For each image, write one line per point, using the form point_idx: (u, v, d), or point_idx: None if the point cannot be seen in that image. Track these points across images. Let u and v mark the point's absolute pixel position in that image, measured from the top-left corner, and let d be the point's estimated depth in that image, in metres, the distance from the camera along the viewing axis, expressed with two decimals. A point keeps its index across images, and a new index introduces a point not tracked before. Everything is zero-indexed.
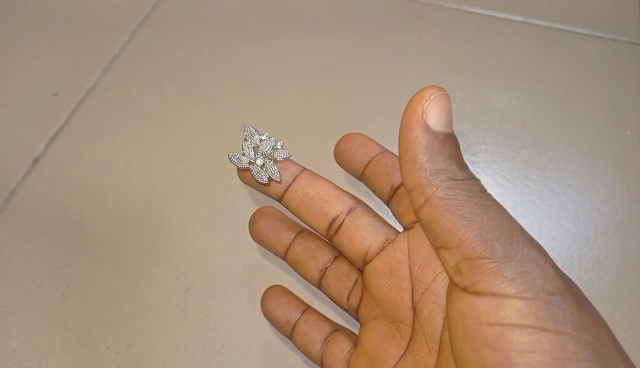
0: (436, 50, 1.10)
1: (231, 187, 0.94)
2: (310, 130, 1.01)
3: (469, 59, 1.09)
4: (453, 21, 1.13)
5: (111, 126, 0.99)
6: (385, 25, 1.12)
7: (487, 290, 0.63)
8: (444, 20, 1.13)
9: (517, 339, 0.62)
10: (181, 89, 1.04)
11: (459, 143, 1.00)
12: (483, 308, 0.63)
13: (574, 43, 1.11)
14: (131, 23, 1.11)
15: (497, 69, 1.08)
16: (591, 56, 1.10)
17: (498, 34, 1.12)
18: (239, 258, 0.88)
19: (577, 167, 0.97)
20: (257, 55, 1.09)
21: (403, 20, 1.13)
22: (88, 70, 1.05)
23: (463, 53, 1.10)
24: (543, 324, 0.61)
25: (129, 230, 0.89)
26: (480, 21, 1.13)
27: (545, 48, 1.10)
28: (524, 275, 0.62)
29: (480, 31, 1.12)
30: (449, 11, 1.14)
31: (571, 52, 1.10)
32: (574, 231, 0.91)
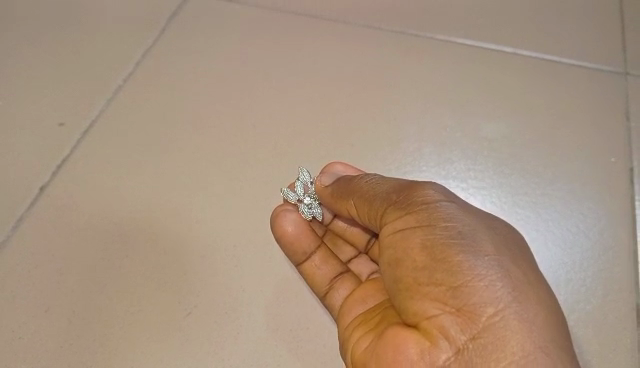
0: (427, 81, 1.15)
1: (229, 215, 0.97)
2: (308, 155, 1.05)
3: (459, 90, 1.14)
4: (444, 53, 1.19)
5: (116, 155, 1.03)
6: (377, 58, 1.17)
7: (409, 229, 0.71)
8: (433, 54, 1.19)
9: (449, 266, 0.66)
10: (183, 116, 1.09)
11: (450, 169, 1.04)
12: (411, 245, 0.70)
13: (557, 77, 1.16)
14: (134, 56, 1.16)
15: (486, 99, 1.13)
16: (574, 87, 1.14)
17: (486, 64, 1.17)
18: (239, 282, 0.91)
19: (564, 193, 1.01)
20: (254, 86, 1.13)
21: (395, 53, 1.18)
22: (94, 100, 1.10)
23: (454, 84, 1.15)
24: (463, 246, 0.67)
25: (133, 255, 0.92)
26: (467, 55, 1.19)
27: (531, 81, 1.15)
28: (438, 208, 0.72)
29: (468, 63, 1.17)
30: (439, 44, 1.20)
31: (554, 84, 1.15)
32: (560, 255, 0.94)
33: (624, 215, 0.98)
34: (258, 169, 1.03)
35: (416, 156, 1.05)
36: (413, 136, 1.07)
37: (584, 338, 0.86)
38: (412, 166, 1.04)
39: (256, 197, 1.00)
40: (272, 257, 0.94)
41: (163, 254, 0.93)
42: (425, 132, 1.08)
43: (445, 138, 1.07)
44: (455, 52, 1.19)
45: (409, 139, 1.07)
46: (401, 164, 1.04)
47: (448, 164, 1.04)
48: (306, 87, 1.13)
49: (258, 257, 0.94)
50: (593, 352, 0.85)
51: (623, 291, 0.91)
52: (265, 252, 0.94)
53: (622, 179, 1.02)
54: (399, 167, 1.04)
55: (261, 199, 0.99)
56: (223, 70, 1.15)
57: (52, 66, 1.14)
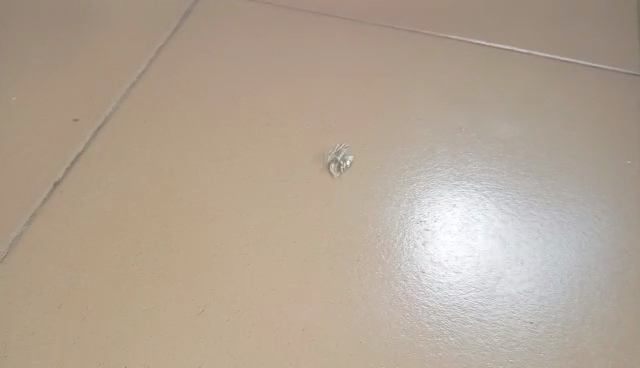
0: (439, 82, 1.15)
1: (241, 213, 0.97)
2: (319, 153, 1.04)
3: (472, 91, 1.13)
4: (457, 56, 1.19)
5: (128, 152, 1.03)
6: (389, 60, 1.18)
7: None
8: (446, 56, 1.19)
9: None
10: (195, 114, 1.09)
11: (465, 170, 1.03)
12: None
13: (571, 79, 1.15)
14: (148, 54, 1.17)
15: (499, 100, 1.12)
16: (588, 90, 1.14)
17: (498, 67, 1.17)
18: (251, 280, 0.89)
19: (578, 197, 0.99)
20: (267, 86, 1.13)
21: (407, 55, 1.19)
22: (107, 97, 1.10)
23: (466, 85, 1.14)
24: None
25: (146, 253, 0.92)
26: (480, 57, 1.19)
27: (544, 82, 1.15)
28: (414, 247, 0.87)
29: (480, 66, 1.17)
30: (452, 47, 1.20)
31: (568, 86, 1.14)
32: (575, 256, 0.92)
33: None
34: (270, 169, 1.02)
35: (429, 157, 1.04)
36: (425, 136, 1.07)
37: (600, 342, 0.83)
38: (425, 167, 1.03)
39: (269, 195, 0.99)
40: (285, 254, 0.92)
41: (176, 253, 0.92)
42: (438, 133, 1.07)
43: (458, 139, 1.07)
44: (468, 54, 1.19)
45: (422, 140, 1.07)
46: (414, 165, 1.03)
47: (461, 164, 1.03)
48: (318, 87, 1.13)
49: (270, 254, 0.92)
50: (610, 357, 0.81)
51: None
52: (277, 249, 0.92)
53: (637, 181, 1.01)
54: (412, 167, 1.03)
55: (273, 197, 0.99)
56: (236, 69, 1.15)
57: (67, 63, 1.15)
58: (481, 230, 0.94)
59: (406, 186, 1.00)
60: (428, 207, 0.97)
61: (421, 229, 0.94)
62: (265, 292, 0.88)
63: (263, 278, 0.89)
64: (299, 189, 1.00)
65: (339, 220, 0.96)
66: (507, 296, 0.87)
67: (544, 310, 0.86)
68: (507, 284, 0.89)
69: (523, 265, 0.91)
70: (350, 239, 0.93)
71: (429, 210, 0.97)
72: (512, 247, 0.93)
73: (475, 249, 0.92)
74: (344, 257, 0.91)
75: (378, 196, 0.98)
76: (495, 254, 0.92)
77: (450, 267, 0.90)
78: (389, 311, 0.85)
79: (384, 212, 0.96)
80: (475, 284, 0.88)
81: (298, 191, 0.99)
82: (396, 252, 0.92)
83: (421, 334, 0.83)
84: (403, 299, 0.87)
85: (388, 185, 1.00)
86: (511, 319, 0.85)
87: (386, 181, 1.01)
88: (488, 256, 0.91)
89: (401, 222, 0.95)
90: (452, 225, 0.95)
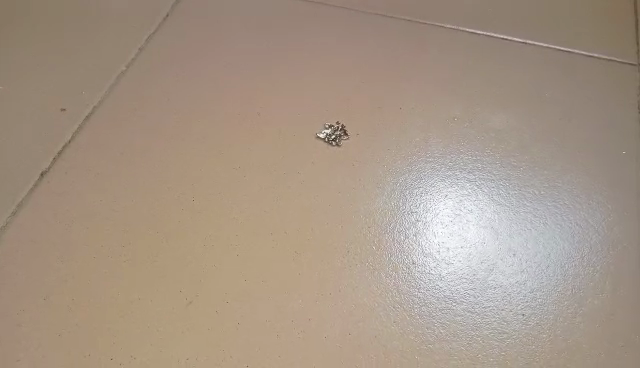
0: (433, 72, 1.13)
1: (230, 204, 0.96)
2: (310, 143, 1.03)
3: (466, 80, 1.12)
4: (450, 47, 1.18)
5: (117, 140, 1.02)
6: (382, 48, 1.17)
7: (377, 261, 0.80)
8: (439, 44, 1.18)
9: None
10: (186, 103, 1.07)
11: (458, 160, 1.01)
12: None
13: (566, 69, 1.14)
14: (138, 43, 1.16)
15: (493, 88, 1.11)
16: (583, 79, 1.12)
17: (492, 58, 1.16)
18: (239, 271, 0.88)
19: (572, 187, 0.98)
20: (258, 74, 1.12)
21: (400, 44, 1.18)
22: (97, 86, 1.09)
23: (460, 73, 1.13)
24: None
25: (134, 243, 0.91)
26: (473, 46, 1.18)
27: (538, 71, 1.14)
28: None
29: (473, 55, 1.16)
30: (445, 38, 1.20)
31: (563, 75, 1.13)
32: (569, 248, 0.91)
33: (635, 210, 0.95)
34: (260, 158, 1.01)
35: (421, 147, 1.03)
36: (418, 126, 1.06)
37: (593, 335, 0.82)
38: (417, 157, 1.01)
39: (258, 185, 0.98)
40: (275, 245, 0.91)
41: (164, 245, 0.91)
42: (432, 122, 1.06)
43: (451, 129, 1.06)
44: (461, 45, 1.18)
45: (415, 129, 1.05)
46: (406, 155, 1.02)
47: (454, 155, 1.02)
48: (311, 76, 1.12)
49: (258, 245, 0.91)
50: (602, 349, 0.80)
51: (633, 287, 0.87)
52: (266, 240, 0.91)
53: (632, 172, 1.00)
54: (404, 157, 1.01)
55: (263, 188, 0.98)
56: (227, 58, 1.14)
57: (56, 51, 1.13)
58: (473, 222, 0.93)
59: (398, 177, 0.99)
60: (420, 197, 0.96)
61: (413, 220, 0.93)
62: (254, 283, 0.87)
63: (252, 270, 0.88)
64: (289, 178, 0.99)
65: (329, 212, 0.95)
66: (499, 288, 0.86)
67: (536, 303, 0.85)
68: (500, 275, 0.88)
69: (516, 257, 0.89)
70: (340, 230, 0.92)
71: (421, 200, 0.96)
72: (505, 238, 0.91)
73: (467, 241, 0.91)
74: (334, 248, 0.90)
75: (370, 187, 0.97)
76: (486, 245, 0.91)
77: (442, 258, 0.89)
78: (379, 302, 0.84)
79: (375, 203, 0.95)
80: (467, 276, 0.87)
81: (288, 181, 0.98)
82: (387, 244, 0.90)
83: (412, 325, 0.82)
84: (394, 290, 0.86)
85: (379, 175, 0.99)
86: (503, 311, 0.84)
87: (378, 171, 0.99)
88: (481, 248, 0.90)
89: (393, 213, 0.94)
90: (444, 217, 0.94)
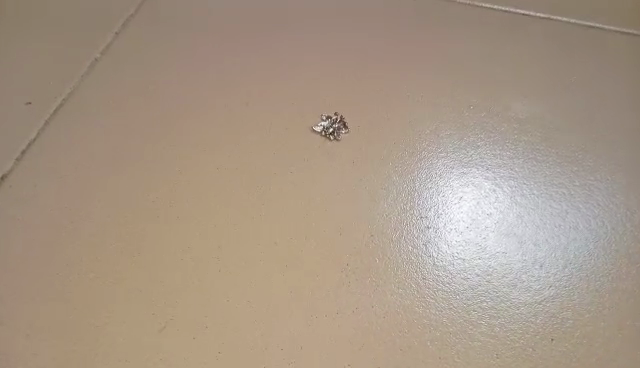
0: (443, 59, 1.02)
1: (215, 204, 0.84)
2: (306, 139, 0.91)
3: (479, 66, 1.01)
4: (461, 31, 1.06)
5: (88, 139, 0.91)
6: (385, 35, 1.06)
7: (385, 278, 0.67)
8: (447, 29, 1.07)
9: None
10: (166, 97, 0.96)
11: (474, 156, 0.89)
12: None
13: (592, 55, 1.02)
14: (114, 29, 1.06)
15: (510, 75, 0.99)
16: (612, 65, 1.00)
17: (507, 43, 1.05)
18: (222, 283, 0.76)
19: (606, 185, 0.85)
20: (248, 65, 1.01)
21: (404, 30, 1.07)
22: (68, 80, 0.98)
23: (471, 59, 1.02)
24: None
25: (103, 255, 0.78)
26: (486, 30, 1.06)
27: (560, 58, 1.02)
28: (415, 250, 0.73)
29: (486, 39, 1.05)
30: (454, 22, 1.08)
31: (587, 62, 1.01)
32: (603, 256, 0.78)
33: None
34: (249, 154, 0.89)
35: (432, 141, 0.90)
36: (428, 117, 0.93)
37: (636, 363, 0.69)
38: (428, 152, 0.89)
39: (247, 183, 0.86)
40: (264, 253, 0.79)
41: (137, 251, 0.79)
42: (444, 113, 0.94)
43: (466, 120, 0.93)
44: (473, 30, 1.07)
45: (424, 121, 0.93)
46: (415, 150, 0.89)
47: (470, 149, 0.89)
48: (306, 66, 1.01)
49: (245, 252, 0.79)
50: None
51: None
52: (254, 247, 0.79)
53: None
54: (413, 153, 0.89)
55: (252, 186, 0.86)
56: (214, 49, 1.04)
57: (27, 40, 1.03)
58: (493, 228, 0.81)
59: (405, 176, 0.86)
60: (431, 200, 0.84)
61: (423, 226, 0.81)
62: (239, 303, 0.74)
63: (237, 281, 0.76)
64: (282, 176, 0.87)
65: (327, 215, 0.83)
66: (523, 306, 0.74)
67: (567, 324, 0.73)
68: (524, 291, 0.75)
69: (542, 269, 0.77)
70: (339, 237, 0.80)
71: (433, 203, 0.83)
72: (529, 247, 0.79)
73: (486, 251, 0.79)
74: (331, 258, 0.78)
75: (374, 188, 0.85)
76: (508, 256, 0.78)
77: (457, 272, 0.77)
78: (384, 323, 0.73)
79: (380, 207, 0.83)
80: (485, 292, 0.75)
81: (280, 180, 0.86)
82: (393, 254, 0.79)
83: (423, 352, 0.70)
84: (400, 310, 0.74)
85: (384, 174, 0.87)
86: (529, 334, 0.72)
87: (382, 169, 0.87)
88: (501, 259, 0.78)
89: (400, 219, 0.82)
90: (459, 222, 0.81)
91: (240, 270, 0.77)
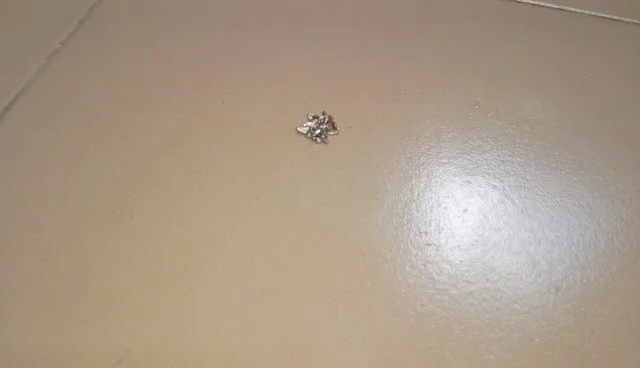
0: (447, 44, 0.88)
1: (185, 225, 0.73)
2: (285, 141, 0.79)
3: (491, 51, 0.88)
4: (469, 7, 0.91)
5: (35, 142, 0.79)
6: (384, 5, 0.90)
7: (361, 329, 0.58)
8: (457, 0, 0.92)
9: None
10: (126, 87, 0.83)
11: (481, 161, 0.78)
12: None
13: (622, 38, 0.89)
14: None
15: (525, 64, 0.87)
16: (635, 58, 0.87)
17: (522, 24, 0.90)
18: (194, 320, 0.67)
19: (627, 198, 0.76)
20: (223, 44, 0.86)
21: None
22: (13, 67, 0.84)
23: (483, 40, 0.88)
24: None
25: (51, 278, 0.69)
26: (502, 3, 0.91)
27: (585, 43, 0.88)
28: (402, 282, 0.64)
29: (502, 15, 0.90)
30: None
31: (611, 51, 0.88)
32: (620, 284, 0.70)
33: None
34: (223, 161, 0.77)
35: (433, 142, 0.80)
36: (429, 115, 0.82)
37: None
38: (426, 155, 0.78)
39: (221, 198, 0.75)
40: (239, 284, 0.69)
41: (101, 281, 0.69)
42: (448, 110, 0.82)
43: (470, 117, 0.82)
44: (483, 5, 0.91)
45: (423, 117, 0.82)
46: (411, 152, 0.79)
47: (476, 153, 0.79)
48: (286, 51, 0.86)
49: (218, 281, 0.69)
50: None
51: None
52: (229, 276, 0.70)
53: None
54: (410, 156, 0.78)
55: (227, 202, 0.75)
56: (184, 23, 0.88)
57: None
58: (498, 247, 0.72)
59: (403, 183, 0.76)
60: (431, 212, 0.74)
61: (423, 243, 0.72)
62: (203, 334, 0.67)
63: (202, 311, 0.68)
64: (262, 188, 0.76)
65: (313, 236, 0.72)
66: (536, 343, 0.66)
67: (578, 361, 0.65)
68: (531, 323, 0.67)
69: (551, 296, 0.69)
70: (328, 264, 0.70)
71: (433, 216, 0.74)
72: (539, 270, 0.70)
73: (490, 273, 0.70)
74: (319, 289, 0.69)
75: (367, 198, 0.75)
76: (515, 280, 0.70)
77: (457, 299, 0.69)
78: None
79: (374, 220, 0.73)
80: (491, 325, 0.67)
81: (259, 193, 0.75)
82: (385, 279, 0.70)
83: None
84: (396, 350, 0.66)
85: (376, 182, 0.76)
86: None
87: (376, 176, 0.77)
88: (510, 282, 0.70)
89: (394, 235, 0.72)
90: (464, 239, 0.72)
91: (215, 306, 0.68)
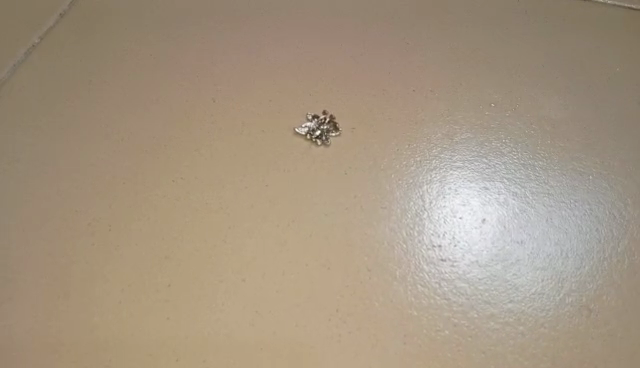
0: (439, 75, 0.96)
1: (209, 258, 0.80)
2: (296, 165, 0.88)
3: (497, 80, 0.96)
4: (458, 42, 1.00)
5: (69, 174, 0.86)
6: (405, 41, 1.00)
7: None
8: (468, 33, 1.01)
9: None
10: (152, 118, 0.92)
11: (488, 182, 0.87)
12: None
13: (623, 77, 0.96)
14: (110, 33, 1.01)
15: (526, 94, 0.95)
16: (612, 80, 0.96)
17: (508, 56, 0.99)
18: (218, 333, 0.75)
19: (617, 214, 0.84)
20: (258, 83, 0.96)
21: (427, 36, 1.00)
22: (50, 104, 0.93)
23: (473, 72, 0.97)
24: None
25: (84, 306, 0.76)
26: (511, 36, 1.01)
27: (586, 78, 0.96)
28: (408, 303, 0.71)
29: (510, 47, 0.99)
30: (450, 30, 1.01)
31: (590, 75, 0.97)
32: (625, 301, 0.78)
33: None
34: (247, 196, 0.85)
35: (443, 163, 0.88)
36: (439, 137, 0.91)
37: None
38: (446, 175, 0.87)
39: (245, 230, 0.82)
40: (258, 315, 0.76)
41: (120, 299, 0.77)
42: (456, 133, 0.91)
43: (483, 139, 0.91)
44: (471, 41, 1.00)
45: (440, 140, 0.91)
46: (432, 172, 0.87)
47: (483, 174, 0.88)
48: (293, 82, 0.96)
49: (238, 298, 0.77)
50: None
51: None
52: (249, 307, 0.77)
53: None
54: (423, 174, 0.87)
55: (250, 234, 0.82)
56: (225, 63, 0.98)
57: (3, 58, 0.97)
58: (514, 263, 0.81)
59: (417, 202, 0.85)
60: (449, 230, 0.83)
61: (436, 260, 0.81)
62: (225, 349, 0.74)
63: (225, 326, 0.75)
64: (280, 222, 0.83)
65: (323, 262, 0.80)
66: (536, 352, 0.75)
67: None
68: (545, 338, 0.76)
69: (564, 313, 0.77)
70: (333, 285, 0.78)
71: (445, 232, 0.82)
72: (550, 286, 0.79)
73: (508, 290, 0.79)
74: (322, 309, 0.77)
75: (383, 217, 0.84)
76: (531, 297, 0.78)
77: (477, 315, 0.77)
78: None
79: (390, 237, 0.82)
80: (501, 340, 0.75)
81: (278, 225, 0.83)
82: (411, 297, 0.78)
83: None
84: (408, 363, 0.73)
85: (402, 200, 0.85)
86: None
87: (390, 197, 0.85)
88: (513, 295, 0.78)
89: (420, 253, 0.81)
90: (473, 256, 0.81)
91: (230, 333, 0.75)
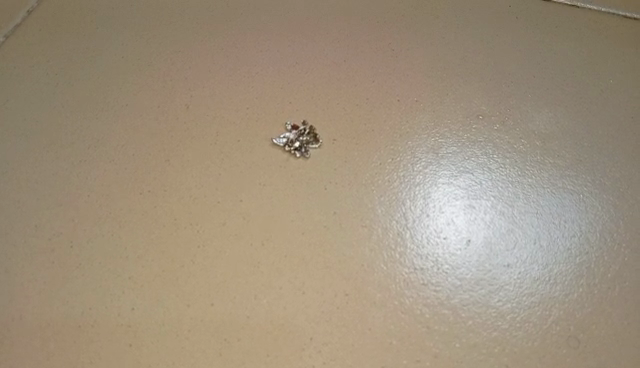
0: (425, 85, 0.93)
1: (176, 280, 0.77)
2: (273, 180, 0.85)
3: (485, 91, 0.93)
4: (445, 49, 0.97)
5: (39, 190, 0.84)
6: (391, 49, 0.96)
7: None
8: (456, 41, 0.98)
9: None
10: (124, 129, 0.89)
11: (474, 200, 0.84)
12: None
13: (613, 90, 0.93)
14: (81, 36, 0.98)
15: (516, 107, 0.92)
16: (601, 94, 0.93)
17: (495, 66, 0.95)
18: (186, 360, 0.72)
19: (606, 236, 0.81)
20: (236, 90, 0.92)
21: (413, 42, 0.97)
22: (22, 115, 0.90)
23: (459, 82, 0.94)
24: None
25: (51, 330, 0.74)
26: (500, 44, 0.97)
27: (576, 90, 0.93)
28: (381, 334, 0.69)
29: (498, 56, 0.96)
30: (437, 38, 0.98)
31: (579, 88, 0.94)
32: (617, 331, 0.75)
33: None
34: (221, 212, 0.82)
35: (428, 178, 0.85)
36: (424, 151, 0.88)
37: None
38: (431, 192, 0.84)
39: (215, 249, 0.79)
40: (227, 343, 0.73)
41: (83, 323, 0.75)
42: (442, 146, 0.88)
43: (470, 153, 0.88)
44: (459, 49, 0.97)
45: (425, 153, 0.87)
46: (416, 188, 0.84)
47: (469, 191, 0.84)
48: (271, 90, 0.92)
49: (208, 322, 0.75)
50: None
51: None
52: (217, 334, 0.74)
53: None
54: (408, 190, 0.84)
55: (221, 253, 0.79)
56: (203, 70, 0.94)
57: None
58: (499, 288, 0.78)
59: (400, 220, 0.82)
60: (431, 251, 0.80)
61: (417, 282, 0.78)
62: None
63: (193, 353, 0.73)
64: (254, 241, 0.80)
65: (298, 284, 0.77)
66: None
67: None
68: None
69: (552, 343, 0.74)
70: (309, 310, 0.75)
71: (427, 253, 0.80)
72: (538, 314, 0.76)
73: (493, 317, 0.76)
74: (297, 337, 0.74)
75: (364, 236, 0.81)
76: (517, 325, 0.75)
77: (460, 345, 0.74)
78: None
79: (371, 257, 0.79)
80: None
81: (252, 244, 0.80)
82: (392, 324, 0.75)
83: None
84: None
85: (384, 219, 0.82)
86: None
87: (372, 215, 0.82)
88: (497, 321, 0.75)
89: (402, 276, 0.78)
90: (455, 279, 0.78)
91: (194, 364, 0.72)
